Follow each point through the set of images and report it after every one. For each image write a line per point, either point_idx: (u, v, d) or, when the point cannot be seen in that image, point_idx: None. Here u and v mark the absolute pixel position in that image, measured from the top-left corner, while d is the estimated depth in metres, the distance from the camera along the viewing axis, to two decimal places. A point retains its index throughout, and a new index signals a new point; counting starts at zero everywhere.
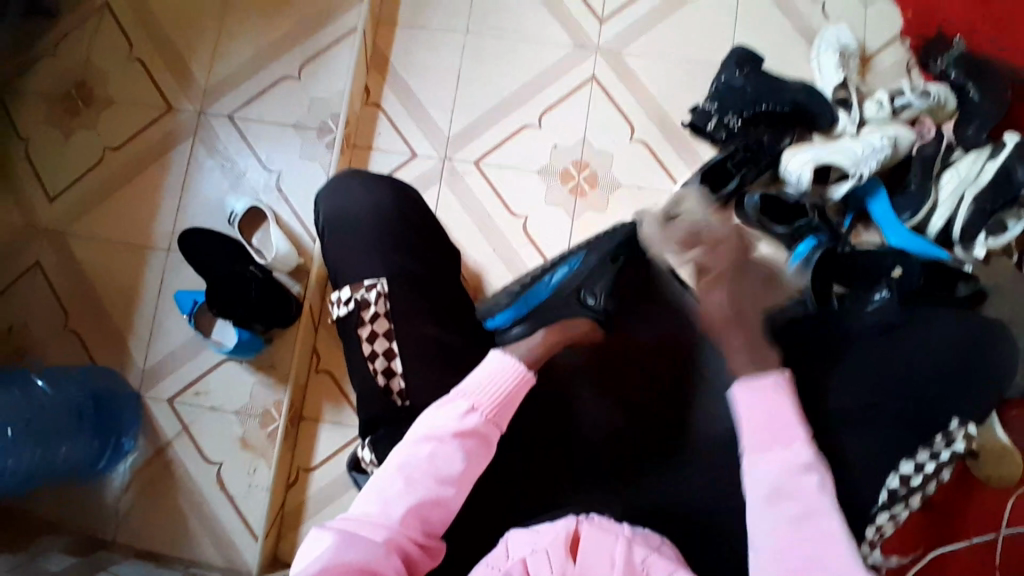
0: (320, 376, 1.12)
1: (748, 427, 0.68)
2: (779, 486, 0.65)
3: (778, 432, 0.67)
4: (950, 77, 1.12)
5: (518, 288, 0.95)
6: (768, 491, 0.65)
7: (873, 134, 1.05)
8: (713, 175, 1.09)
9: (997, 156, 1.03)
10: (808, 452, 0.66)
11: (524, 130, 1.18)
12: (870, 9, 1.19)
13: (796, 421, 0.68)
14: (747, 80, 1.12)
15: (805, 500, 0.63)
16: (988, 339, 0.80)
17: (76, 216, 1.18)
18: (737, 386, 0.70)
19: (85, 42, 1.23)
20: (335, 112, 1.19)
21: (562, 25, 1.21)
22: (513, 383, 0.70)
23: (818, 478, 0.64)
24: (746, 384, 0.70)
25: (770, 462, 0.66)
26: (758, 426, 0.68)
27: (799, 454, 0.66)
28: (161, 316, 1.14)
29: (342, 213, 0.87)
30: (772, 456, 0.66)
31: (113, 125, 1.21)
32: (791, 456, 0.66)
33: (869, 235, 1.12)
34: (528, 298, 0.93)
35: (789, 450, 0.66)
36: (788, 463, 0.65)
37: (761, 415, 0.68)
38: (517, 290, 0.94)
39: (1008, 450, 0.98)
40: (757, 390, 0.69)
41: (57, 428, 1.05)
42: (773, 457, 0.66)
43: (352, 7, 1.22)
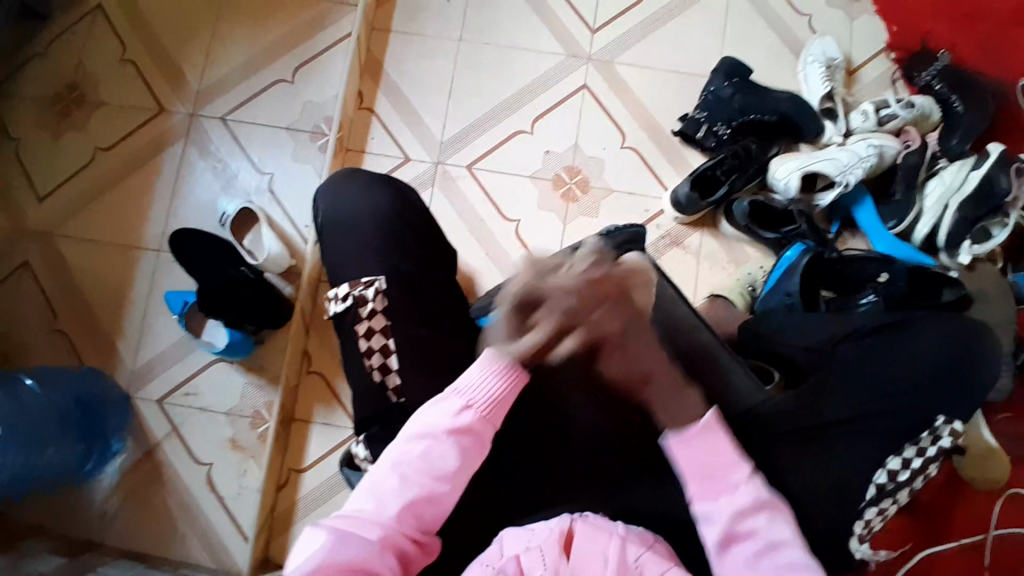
0: (311, 378, 1.12)
1: (690, 478, 0.69)
2: (731, 531, 0.67)
3: (715, 482, 0.69)
4: (934, 89, 1.15)
5: None
6: (721, 536, 0.67)
7: (858, 143, 1.07)
8: (703, 182, 1.10)
9: (981, 166, 1.05)
10: (752, 491, 0.69)
11: (518, 137, 1.20)
12: (856, 22, 1.22)
13: (734, 462, 0.70)
14: (735, 91, 1.15)
15: (762, 535, 0.67)
16: (972, 342, 0.82)
17: (67, 216, 1.17)
18: (671, 440, 0.70)
19: (78, 44, 1.23)
20: (329, 116, 1.20)
21: (555, 34, 1.23)
22: (507, 381, 0.70)
23: (767, 515, 0.68)
24: (680, 435, 0.70)
25: (716, 511, 0.68)
26: (696, 476, 0.69)
27: (743, 499, 0.68)
28: (151, 316, 1.14)
29: (336, 213, 0.88)
30: (717, 505, 0.68)
31: (105, 126, 1.21)
32: (736, 501, 0.68)
33: (855, 241, 1.14)
34: None
35: (733, 495, 0.68)
36: (738, 506, 0.68)
37: (702, 465, 0.69)
38: None
39: (994, 453, 1.00)
40: (694, 441, 0.70)
41: (48, 430, 1.01)
42: (721, 505, 0.68)
43: (347, 13, 1.23)
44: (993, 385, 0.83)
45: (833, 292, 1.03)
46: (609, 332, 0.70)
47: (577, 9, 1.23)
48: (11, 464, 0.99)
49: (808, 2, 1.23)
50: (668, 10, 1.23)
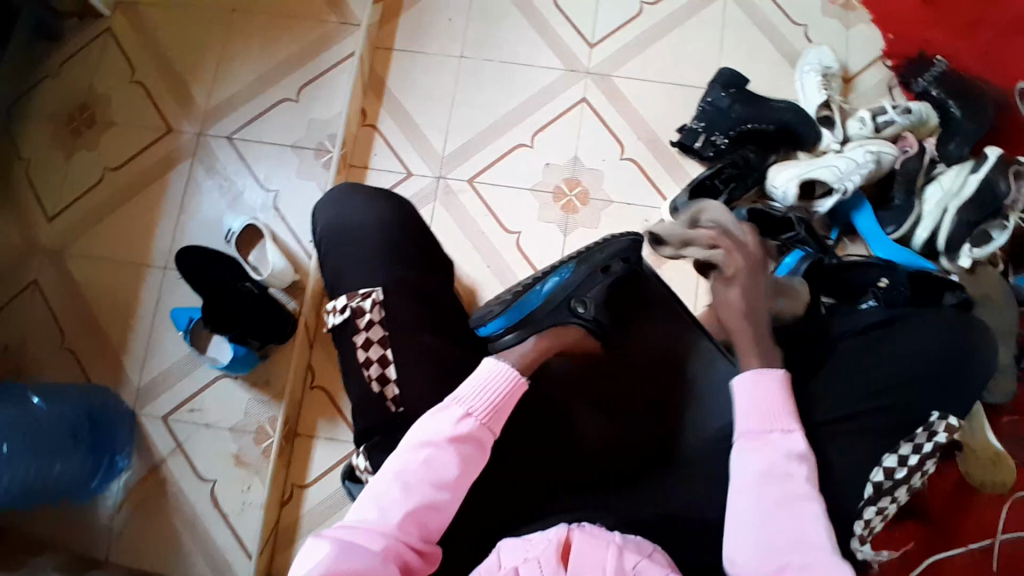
0: (315, 393, 1.12)
1: (753, 412, 0.72)
2: (769, 472, 0.69)
3: (778, 420, 0.72)
4: (931, 95, 1.16)
5: (511, 294, 0.87)
6: (758, 476, 0.69)
7: (856, 149, 1.08)
8: (702, 191, 1.10)
9: (980, 169, 1.05)
10: (804, 442, 0.71)
11: (517, 150, 1.21)
12: (852, 31, 1.23)
13: (793, 413, 0.73)
14: (732, 101, 1.15)
15: (797, 482, 0.68)
16: (971, 340, 0.81)
17: (76, 235, 1.20)
18: (745, 375, 0.74)
19: (88, 66, 1.26)
20: (333, 133, 1.22)
21: (554, 49, 1.25)
22: (506, 389, 0.71)
23: (807, 467, 0.70)
24: (754, 372, 0.74)
25: (767, 450, 0.70)
26: (762, 412, 0.72)
27: (797, 443, 0.70)
28: (158, 332, 1.15)
29: (336, 227, 0.89)
30: (768, 442, 0.71)
31: (113, 146, 1.23)
32: (790, 444, 0.70)
33: (855, 247, 1.14)
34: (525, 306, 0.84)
35: (786, 437, 0.71)
36: (788, 448, 0.70)
37: (764, 402, 0.72)
38: (510, 296, 0.87)
39: (1000, 457, 1.00)
40: (768, 382, 0.74)
41: (52, 446, 1.03)
42: (770, 445, 0.70)
43: (350, 33, 1.26)
44: (993, 371, 0.83)
45: (834, 299, 1.02)
46: (736, 266, 0.84)
47: (575, 24, 1.26)
48: (20, 479, 1.01)
49: (804, 13, 1.24)
50: (664, 23, 1.25)
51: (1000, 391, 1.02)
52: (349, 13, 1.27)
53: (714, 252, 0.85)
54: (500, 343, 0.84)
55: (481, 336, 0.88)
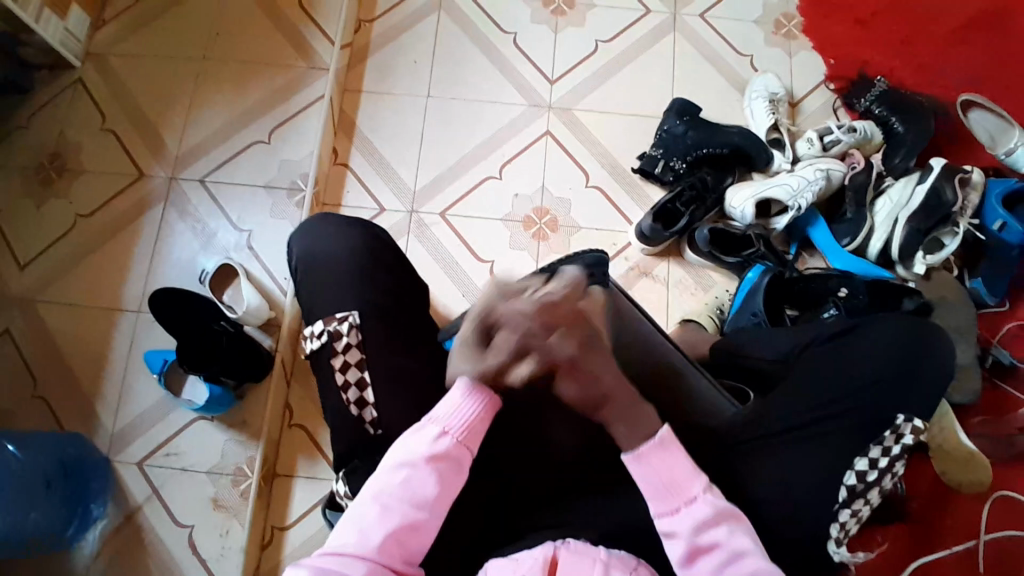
0: (294, 432, 1.12)
1: (651, 497, 0.71)
2: (696, 543, 0.68)
3: (676, 495, 0.71)
4: (873, 113, 1.24)
5: None
6: (683, 555, 0.68)
7: (806, 168, 1.14)
8: (665, 214, 1.16)
9: (925, 180, 1.11)
10: (710, 504, 0.70)
11: (487, 182, 1.25)
12: (795, 58, 1.32)
13: (693, 477, 0.71)
14: (687, 128, 1.22)
15: (725, 547, 0.68)
16: (922, 333, 0.86)
17: (49, 282, 1.19)
18: (627, 457, 0.72)
19: (59, 116, 1.28)
20: (306, 172, 1.25)
21: (516, 86, 1.31)
22: (479, 411, 0.74)
23: (727, 526, 0.69)
24: (636, 453, 0.72)
25: (678, 526, 0.69)
26: (655, 495, 0.71)
27: (701, 510, 0.70)
28: (132, 376, 1.14)
29: (310, 256, 0.90)
30: (679, 518, 0.70)
31: (85, 194, 1.24)
32: (694, 516, 0.69)
33: (814, 261, 1.19)
34: None
35: (690, 509, 0.70)
36: (697, 520, 0.69)
37: (658, 481, 0.71)
38: None
39: (973, 456, 1.02)
40: (648, 458, 0.72)
41: (28, 490, 1.00)
42: (680, 520, 0.70)
43: (319, 76, 1.30)
44: (954, 364, 0.87)
45: (798, 310, 1.08)
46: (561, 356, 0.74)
47: (536, 62, 1.32)
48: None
49: (749, 44, 1.33)
50: (620, 58, 1.32)
51: (964, 389, 1.06)
52: (317, 58, 1.31)
53: (524, 355, 0.75)
54: None
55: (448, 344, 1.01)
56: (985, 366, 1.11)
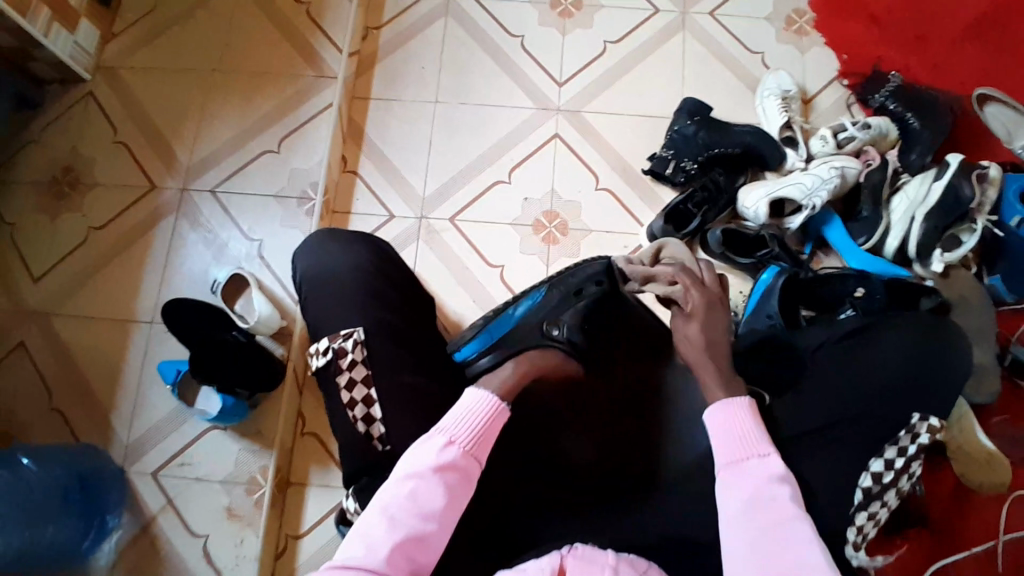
0: (306, 440, 1.12)
1: (721, 442, 0.74)
2: (756, 496, 0.68)
3: (748, 449, 0.73)
4: (888, 109, 1.22)
5: (483, 320, 0.93)
6: (743, 501, 0.68)
7: (821, 166, 1.12)
8: (676, 216, 1.15)
9: (943, 176, 1.08)
10: (781, 465, 0.71)
11: (496, 187, 1.24)
12: (807, 55, 1.30)
13: (765, 439, 0.74)
14: (697, 128, 1.20)
15: (784, 506, 0.67)
16: (938, 333, 0.84)
17: (62, 294, 1.20)
18: (713, 406, 0.77)
19: (70, 128, 1.29)
20: (315, 181, 1.25)
21: (524, 90, 1.30)
22: (488, 417, 0.73)
23: (790, 491, 0.69)
24: (727, 401, 0.77)
25: (743, 478, 0.70)
26: (730, 445, 0.74)
27: (772, 466, 0.71)
28: (145, 387, 1.14)
29: (320, 270, 0.91)
30: (746, 468, 0.71)
31: (97, 207, 1.25)
32: (762, 468, 0.71)
33: (830, 260, 1.18)
34: (496, 326, 0.90)
35: (759, 462, 0.71)
36: (764, 472, 0.70)
37: (731, 433, 0.74)
38: (482, 321, 0.92)
39: (993, 455, 0.99)
40: (733, 409, 0.76)
41: (44, 509, 1.01)
42: (746, 469, 0.71)
43: (327, 84, 1.30)
44: (971, 364, 0.85)
45: (814, 311, 1.07)
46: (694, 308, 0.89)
47: (544, 65, 1.31)
48: (17, 540, 0.98)
49: (759, 42, 1.31)
50: (628, 59, 1.31)
51: (984, 390, 1.04)
52: (324, 66, 1.31)
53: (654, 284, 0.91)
54: (474, 367, 0.88)
55: (456, 362, 0.91)
56: (1004, 365, 1.08)
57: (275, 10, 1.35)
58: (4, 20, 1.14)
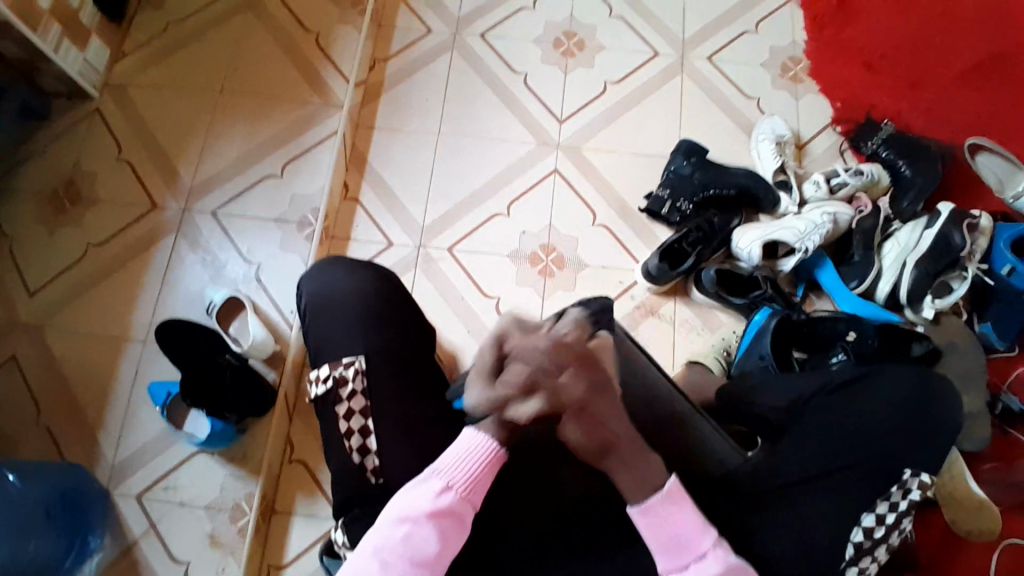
0: (293, 467, 1.11)
1: (659, 550, 0.70)
2: None
3: (686, 550, 0.69)
4: (881, 156, 1.25)
5: None
6: None
7: (813, 211, 1.15)
8: (672, 254, 1.16)
9: (934, 225, 1.10)
10: (718, 561, 0.69)
11: (495, 219, 1.26)
12: (802, 101, 1.34)
13: (702, 531, 0.70)
14: (694, 169, 1.23)
15: None
16: (934, 387, 0.85)
17: (57, 308, 1.20)
18: (633, 512, 0.70)
19: (75, 144, 1.31)
20: (316, 207, 1.26)
21: (526, 125, 1.33)
22: (484, 460, 0.71)
23: None
24: (642, 506, 0.70)
25: None
26: (666, 546, 0.69)
27: (711, 568, 0.68)
28: (135, 407, 1.13)
29: (318, 296, 0.91)
30: (685, 574, 0.69)
31: (97, 223, 1.26)
32: (704, 571, 0.68)
33: (822, 302, 1.19)
34: None
35: (700, 564, 0.69)
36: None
37: (665, 534, 0.69)
38: None
39: (983, 503, 0.97)
40: (660, 511, 0.70)
41: (32, 523, 0.98)
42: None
43: (333, 113, 1.33)
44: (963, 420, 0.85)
45: (807, 352, 1.07)
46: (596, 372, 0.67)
47: (545, 102, 1.34)
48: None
49: (755, 87, 1.35)
50: (629, 99, 1.34)
51: (972, 438, 1.04)
52: (331, 95, 1.34)
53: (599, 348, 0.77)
54: None
55: None
56: (996, 413, 1.09)
57: (285, 38, 1.38)
58: (15, 34, 1.16)
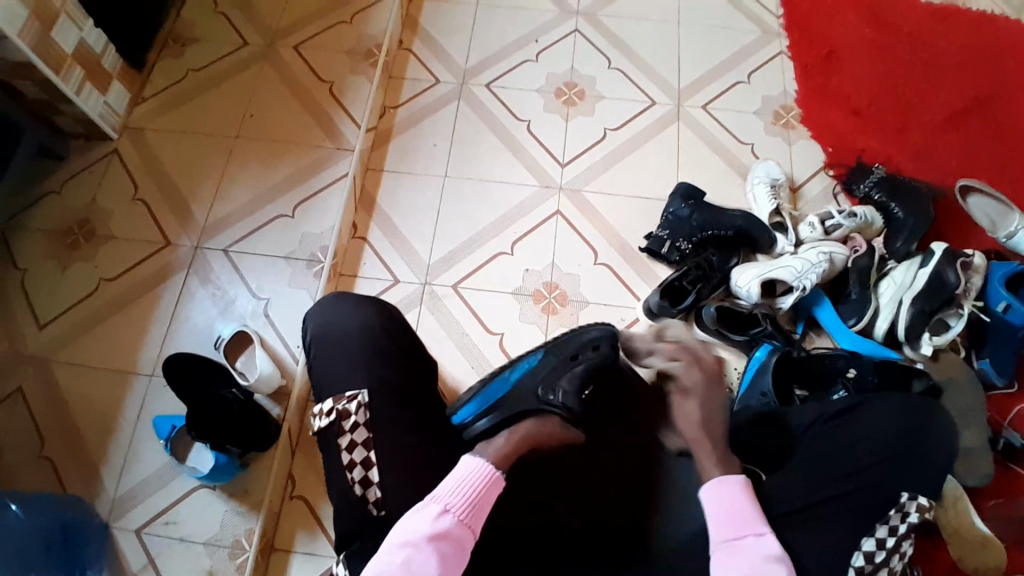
0: (294, 503, 1.10)
1: (717, 519, 0.77)
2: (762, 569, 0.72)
3: (744, 525, 0.76)
4: (873, 198, 1.29)
5: (480, 382, 0.95)
6: None
7: (810, 251, 1.18)
8: (672, 292, 1.18)
9: (928, 263, 1.13)
10: (776, 544, 0.74)
11: (499, 257, 1.29)
12: (794, 147, 1.39)
13: (760, 518, 0.77)
14: (692, 210, 1.26)
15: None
16: (924, 413, 0.87)
17: (66, 341, 1.22)
18: (710, 483, 0.80)
19: (93, 183, 1.36)
20: (325, 245, 1.30)
21: (529, 169, 1.38)
22: (483, 486, 0.74)
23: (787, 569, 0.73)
24: (719, 480, 0.80)
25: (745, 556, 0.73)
26: (724, 522, 0.76)
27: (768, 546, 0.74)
28: (138, 440, 1.13)
29: (326, 332, 0.93)
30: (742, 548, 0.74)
31: (110, 259, 1.29)
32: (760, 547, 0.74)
33: (821, 340, 1.21)
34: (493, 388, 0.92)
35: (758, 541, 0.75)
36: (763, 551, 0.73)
37: (728, 511, 0.77)
38: (480, 383, 0.94)
39: (988, 540, 0.96)
40: (729, 488, 0.79)
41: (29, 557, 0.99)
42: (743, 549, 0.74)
43: (344, 156, 1.38)
44: (956, 439, 0.87)
45: (808, 390, 1.08)
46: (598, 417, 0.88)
47: (548, 148, 1.40)
48: None
49: (749, 134, 1.41)
50: (628, 144, 1.40)
51: (976, 474, 1.04)
52: (342, 139, 1.40)
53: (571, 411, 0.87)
54: (472, 428, 0.89)
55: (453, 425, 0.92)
56: (998, 449, 1.09)
57: (299, 86, 1.46)
58: (38, 76, 1.21)
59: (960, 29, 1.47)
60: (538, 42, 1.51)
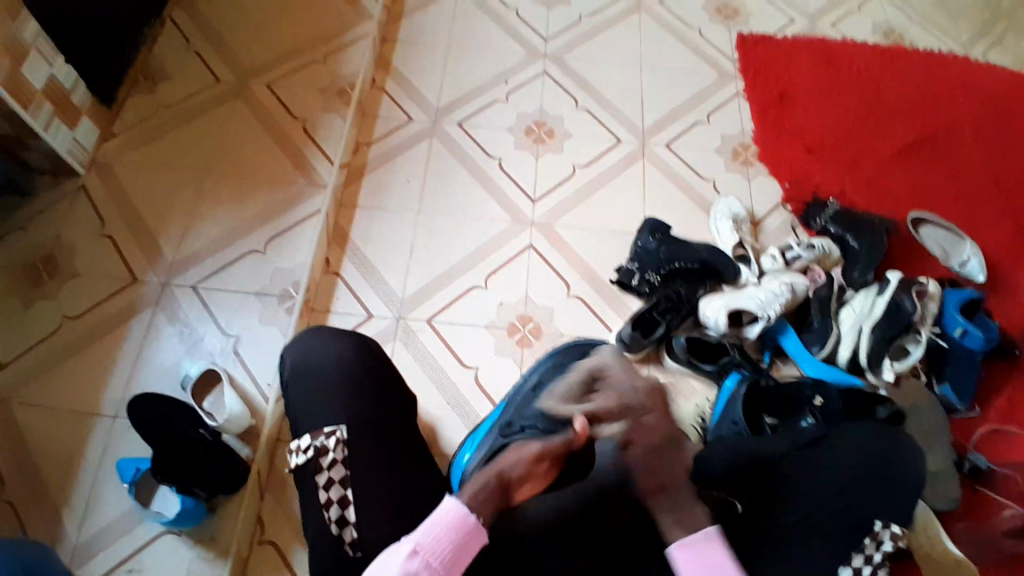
0: (264, 549, 1.06)
1: None
2: None
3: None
4: (830, 231, 1.36)
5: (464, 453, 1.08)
6: None
7: (772, 282, 1.23)
8: (643, 323, 1.22)
9: (885, 292, 1.20)
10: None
11: (473, 291, 1.31)
12: (754, 183, 1.46)
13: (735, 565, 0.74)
14: (659, 244, 1.31)
15: None
16: (894, 445, 0.90)
17: (24, 382, 1.16)
18: (675, 547, 0.74)
19: (58, 219, 1.33)
20: (297, 280, 1.29)
21: (501, 205, 1.41)
22: (459, 524, 0.69)
23: None
24: (682, 542, 0.74)
25: None
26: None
27: None
28: (100, 484, 1.08)
29: (304, 367, 0.92)
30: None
31: (73, 297, 1.25)
32: None
33: (787, 368, 1.25)
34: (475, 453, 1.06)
35: None
36: None
37: (705, 566, 0.73)
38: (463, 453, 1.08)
39: (962, 561, 0.99)
40: (698, 546, 0.74)
41: None
42: None
43: (317, 192, 1.39)
44: (925, 469, 0.90)
45: (777, 418, 1.09)
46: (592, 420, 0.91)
47: (519, 184, 1.44)
48: None
49: (711, 170, 1.47)
50: (597, 180, 1.45)
51: (941, 495, 1.07)
52: (316, 175, 1.41)
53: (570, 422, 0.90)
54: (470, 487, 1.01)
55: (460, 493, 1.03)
56: (965, 472, 1.13)
57: (272, 123, 1.47)
58: (6, 111, 1.20)
59: (903, 74, 1.58)
60: (506, 83, 1.56)
